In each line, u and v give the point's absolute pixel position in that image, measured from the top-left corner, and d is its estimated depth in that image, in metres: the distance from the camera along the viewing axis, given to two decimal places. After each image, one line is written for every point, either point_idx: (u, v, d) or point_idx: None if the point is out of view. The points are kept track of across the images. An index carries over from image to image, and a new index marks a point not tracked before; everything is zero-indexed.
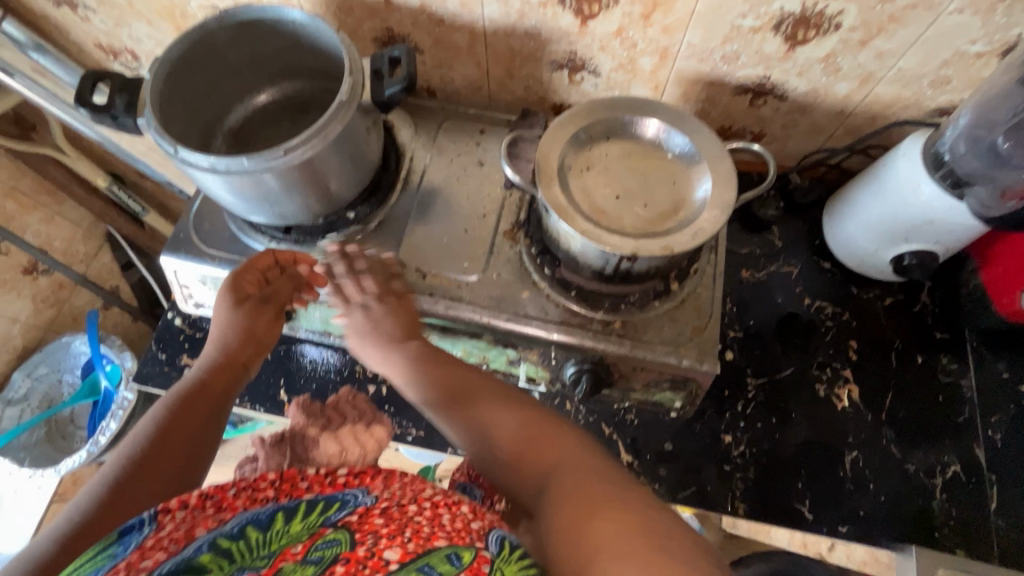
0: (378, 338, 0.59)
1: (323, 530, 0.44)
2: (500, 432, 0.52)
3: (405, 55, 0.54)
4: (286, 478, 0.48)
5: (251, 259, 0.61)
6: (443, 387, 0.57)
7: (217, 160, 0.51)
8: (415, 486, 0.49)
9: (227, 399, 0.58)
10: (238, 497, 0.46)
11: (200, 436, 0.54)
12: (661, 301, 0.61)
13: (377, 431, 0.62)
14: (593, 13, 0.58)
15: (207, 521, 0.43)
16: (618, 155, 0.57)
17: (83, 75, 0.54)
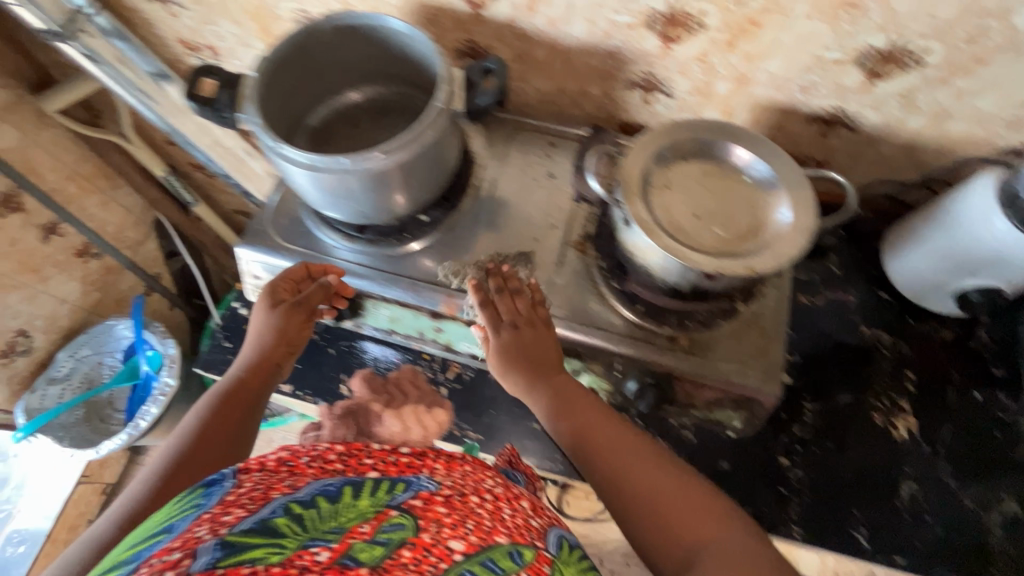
0: (523, 364, 0.58)
1: (387, 512, 0.44)
2: (636, 481, 0.50)
3: (501, 69, 0.57)
4: (353, 452, 0.51)
5: (286, 269, 0.65)
6: (584, 424, 0.55)
7: (315, 157, 0.53)
8: (476, 474, 0.55)
9: (260, 399, 0.64)
10: (309, 466, 0.49)
11: (234, 434, 0.60)
12: (727, 320, 0.61)
13: (437, 413, 0.70)
14: (678, 37, 0.60)
15: (280, 484, 0.46)
16: (697, 175, 0.58)
17: (191, 70, 0.56)
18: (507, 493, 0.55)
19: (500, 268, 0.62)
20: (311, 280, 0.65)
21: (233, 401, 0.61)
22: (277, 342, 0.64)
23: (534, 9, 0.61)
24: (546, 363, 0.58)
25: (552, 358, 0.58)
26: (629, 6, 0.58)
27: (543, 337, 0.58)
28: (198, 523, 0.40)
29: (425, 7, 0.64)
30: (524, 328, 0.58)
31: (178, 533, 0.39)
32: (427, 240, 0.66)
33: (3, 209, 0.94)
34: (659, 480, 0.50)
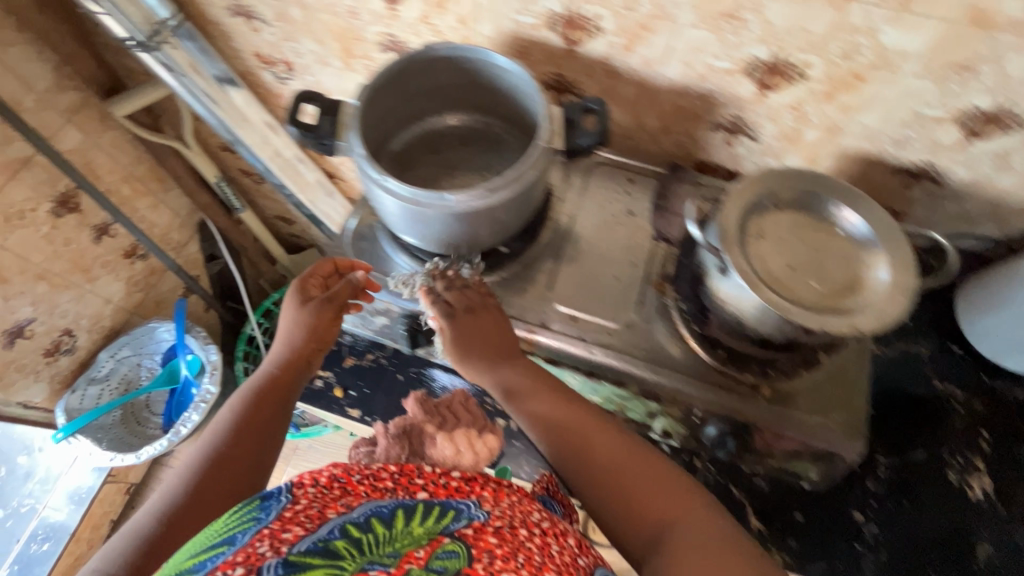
0: (475, 350, 0.60)
1: (441, 537, 0.46)
2: (620, 473, 0.52)
3: (602, 111, 0.56)
4: (405, 471, 0.52)
5: (313, 267, 0.68)
6: (549, 412, 0.57)
7: (420, 193, 0.52)
8: (524, 506, 0.53)
9: (293, 393, 0.64)
10: (361, 483, 0.50)
11: (269, 428, 0.60)
12: (810, 372, 0.60)
13: (489, 439, 0.63)
14: (776, 85, 0.60)
15: (336, 504, 0.47)
16: (791, 226, 0.58)
17: (293, 95, 0.56)
18: (552, 529, 0.52)
19: (444, 272, 0.64)
20: (338, 276, 0.69)
21: (267, 395, 0.62)
22: (308, 338, 0.66)
23: (632, 49, 0.61)
24: (495, 351, 0.60)
25: (506, 344, 0.61)
26: (731, 53, 0.58)
27: (487, 324, 0.61)
28: (261, 539, 0.43)
29: (518, 40, 0.65)
30: (473, 315, 0.61)
31: (241, 547, 0.42)
32: (508, 273, 0.66)
33: (61, 209, 0.94)
34: (645, 471, 0.52)
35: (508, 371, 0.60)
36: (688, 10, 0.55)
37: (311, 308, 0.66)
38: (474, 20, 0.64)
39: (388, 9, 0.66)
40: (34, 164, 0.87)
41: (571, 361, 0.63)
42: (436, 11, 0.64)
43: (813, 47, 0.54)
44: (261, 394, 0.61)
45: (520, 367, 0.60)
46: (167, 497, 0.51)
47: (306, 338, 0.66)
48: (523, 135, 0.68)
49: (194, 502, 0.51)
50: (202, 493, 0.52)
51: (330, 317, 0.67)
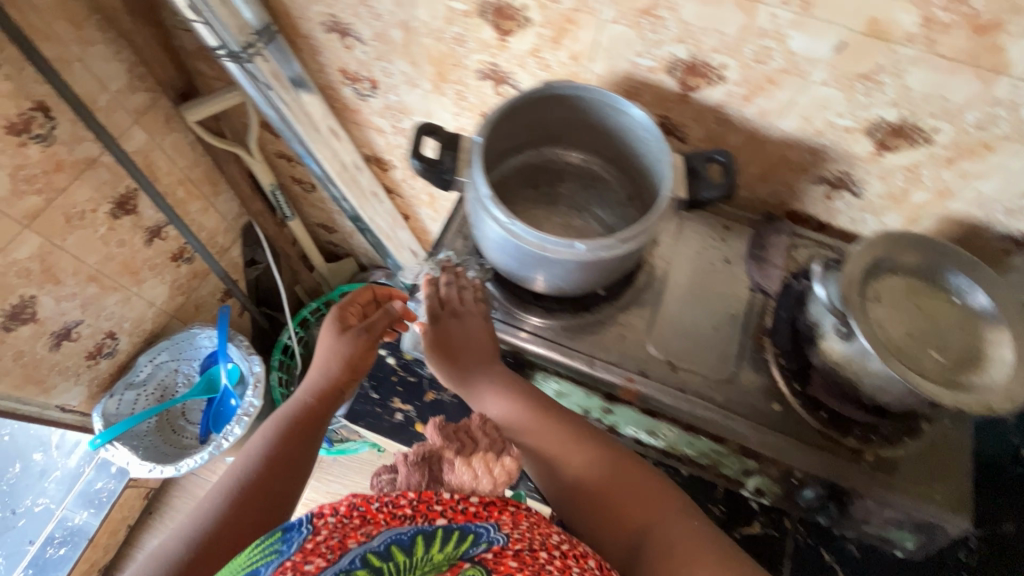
0: (451, 353, 0.64)
1: (461, 562, 0.47)
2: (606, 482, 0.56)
3: (729, 162, 0.55)
4: (425, 497, 0.50)
5: (350, 296, 0.70)
6: (527, 423, 0.60)
7: (548, 239, 0.50)
8: (543, 529, 0.52)
9: (323, 423, 0.62)
10: (380, 511, 0.48)
11: (299, 456, 0.58)
12: (912, 438, 0.59)
13: (508, 460, 0.55)
14: (896, 146, 0.59)
15: (356, 533, 0.46)
16: (906, 291, 0.57)
17: (415, 125, 0.54)
18: (571, 551, 0.51)
19: (454, 269, 0.67)
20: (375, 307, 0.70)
21: (298, 421, 0.61)
22: (343, 364, 0.65)
23: (751, 99, 0.60)
24: (472, 355, 0.63)
25: (487, 350, 0.64)
26: (857, 112, 0.57)
27: (471, 327, 0.64)
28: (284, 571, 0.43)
29: (629, 80, 0.64)
30: (459, 317, 0.64)
31: None
32: (606, 316, 0.64)
33: (119, 210, 0.92)
34: (633, 483, 0.55)
35: (488, 377, 0.62)
36: (822, 68, 0.54)
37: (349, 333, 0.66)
38: (588, 57, 0.63)
39: (498, 40, 0.65)
40: (99, 164, 0.85)
41: (672, 413, 0.60)
42: (549, 45, 0.63)
43: (946, 114, 0.54)
44: (293, 419, 0.60)
45: (496, 374, 0.63)
46: (195, 527, 0.50)
47: (342, 365, 0.65)
48: (625, 175, 0.67)
49: (224, 533, 0.50)
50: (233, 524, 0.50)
51: (366, 344, 0.66)
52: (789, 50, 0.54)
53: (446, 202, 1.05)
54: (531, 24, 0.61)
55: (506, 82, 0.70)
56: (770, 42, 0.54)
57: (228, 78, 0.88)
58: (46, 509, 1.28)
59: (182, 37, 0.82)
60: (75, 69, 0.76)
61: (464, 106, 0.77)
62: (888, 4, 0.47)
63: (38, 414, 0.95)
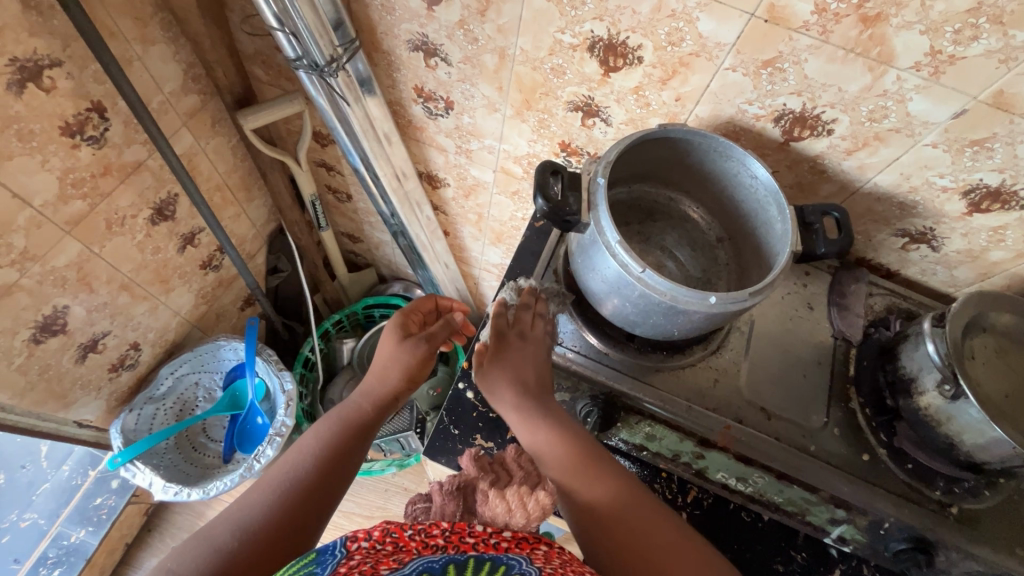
0: (504, 365, 0.63)
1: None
2: (625, 535, 0.51)
3: (845, 218, 0.55)
4: (457, 529, 0.50)
5: (413, 305, 0.77)
6: (558, 463, 0.56)
7: (682, 292, 0.49)
8: (575, 567, 0.48)
9: (372, 431, 0.63)
10: (413, 539, 0.49)
11: (350, 462, 0.58)
12: (991, 492, 0.60)
13: (542, 495, 0.53)
14: (988, 209, 0.61)
15: (389, 559, 0.46)
16: (997, 349, 0.58)
17: (538, 164, 0.53)
18: None
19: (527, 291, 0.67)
20: (434, 316, 0.79)
21: (351, 425, 0.62)
22: (402, 377, 0.68)
23: (853, 153, 0.61)
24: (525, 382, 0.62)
25: (534, 377, 0.62)
26: (959, 174, 0.58)
27: (529, 353, 0.63)
28: None
29: (730, 125, 0.64)
30: (523, 339, 0.64)
31: None
32: (699, 361, 0.64)
33: (157, 217, 0.86)
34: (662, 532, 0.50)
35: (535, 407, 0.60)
36: (936, 131, 0.55)
37: (410, 346, 0.70)
38: (693, 100, 0.62)
39: (601, 75, 0.64)
40: (144, 169, 0.79)
41: (769, 460, 0.59)
42: (655, 85, 0.62)
43: None
44: (346, 424, 0.62)
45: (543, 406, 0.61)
46: (248, 516, 0.49)
47: (400, 378, 0.68)
48: (717, 217, 0.67)
49: (276, 526, 0.49)
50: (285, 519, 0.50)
51: (423, 357, 0.70)
52: (907, 111, 0.55)
53: (494, 222, 1.02)
54: (640, 63, 0.61)
55: (596, 115, 0.70)
56: (890, 103, 0.54)
57: (286, 86, 0.84)
58: (35, 525, 1.17)
59: (244, 41, 0.78)
60: (135, 69, 0.71)
61: (544, 133, 0.76)
62: (1019, 79, 0.48)
63: (55, 431, 0.89)
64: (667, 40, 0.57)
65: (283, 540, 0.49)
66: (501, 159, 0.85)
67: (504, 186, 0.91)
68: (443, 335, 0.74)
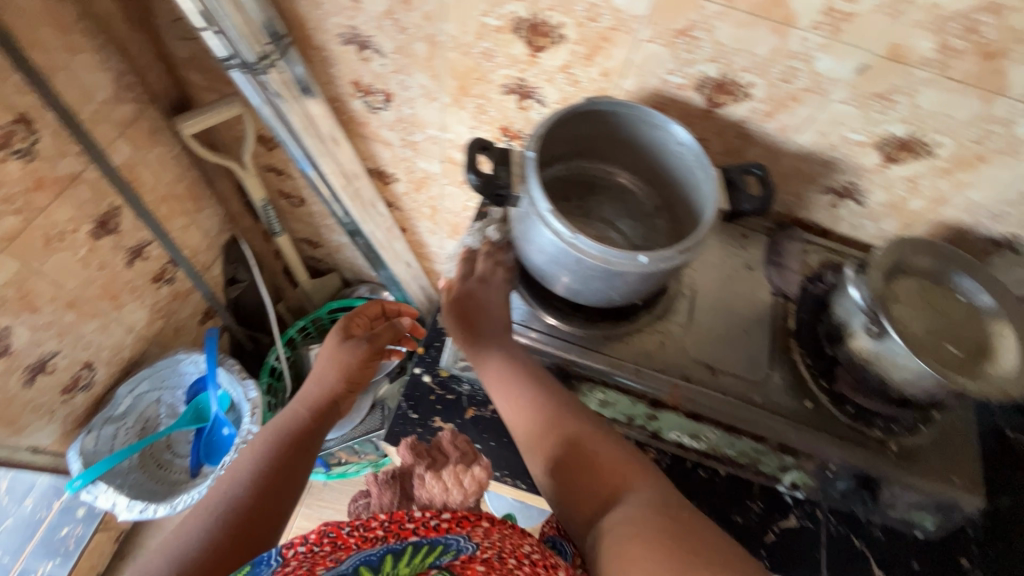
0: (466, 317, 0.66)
1: (428, 571, 0.46)
2: (579, 464, 0.55)
3: (766, 175, 0.58)
4: (395, 516, 0.48)
5: (357, 311, 0.80)
6: (518, 394, 0.60)
7: (612, 254, 0.51)
8: (515, 540, 0.51)
9: (316, 440, 0.64)
10: (352, 535, 0.46)
11: (291, 472, 0.57)
12: (928, 427, 0.63)
13: (477, 470, 0.55)
14: (901, 159, 0.64)
15: (326, 561, 0.44)
16: (919, 291, 0.61)
17: (467, 143, 0.55)
18: (544, 561, 0.50)
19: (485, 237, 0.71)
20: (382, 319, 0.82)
21: (291, 439, 0.61)
22: (340, 377, 0.70)
23: (773, 115, 0.64)
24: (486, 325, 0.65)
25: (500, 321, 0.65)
26: (870, 128, 0.62)
27: (492, 300, 0.66)
28: None
29: (657, 97, 0.66)
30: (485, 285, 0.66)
31: None
32: (646, 324, 0.66)
33: (100, 231, 0.84)
34: (608, 455, 0.55)
35: (495, 350, 0.63)
36: (843, 88, 0.58)
37: (349, 348, 0.73)
38: (619, 74, 0.64)
39: (529, 55, 0.65)
40: (81, 181, 0.78)
41: (715, 415, 0.62)
42: (581, 62, 0.64)
43: (950, 131, 0.59)
44: (285, 439, 0.61)
45: (502, 344, 0.64)
46: (185, 541, 0.47)
47: (339, 379, 0.70)
48: (653, 188, 0.69)
49: (222, 536, 0.48)
50: (230, 528, 0.49)
51: (364, 357, 0.73)
52: (815, 71, 0.57)
53: (448, 214, 1.03)
54: (565, 41, 0.62)
55: (530, 97, 0.71)
56: (798, 64, 0.57)
57: (223, 90, 0.84)
58: None
59: (176, 46, 0.78)
60: (61, 79, 0.69)
61: (483, 119, 0.77)
62: (909, 30, 0.51)
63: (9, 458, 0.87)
64: (586, 16, 0.59)
65: (231, 550, 0.48)
66: (446, 149, 0.86)
67: (453, 176, 0.92)
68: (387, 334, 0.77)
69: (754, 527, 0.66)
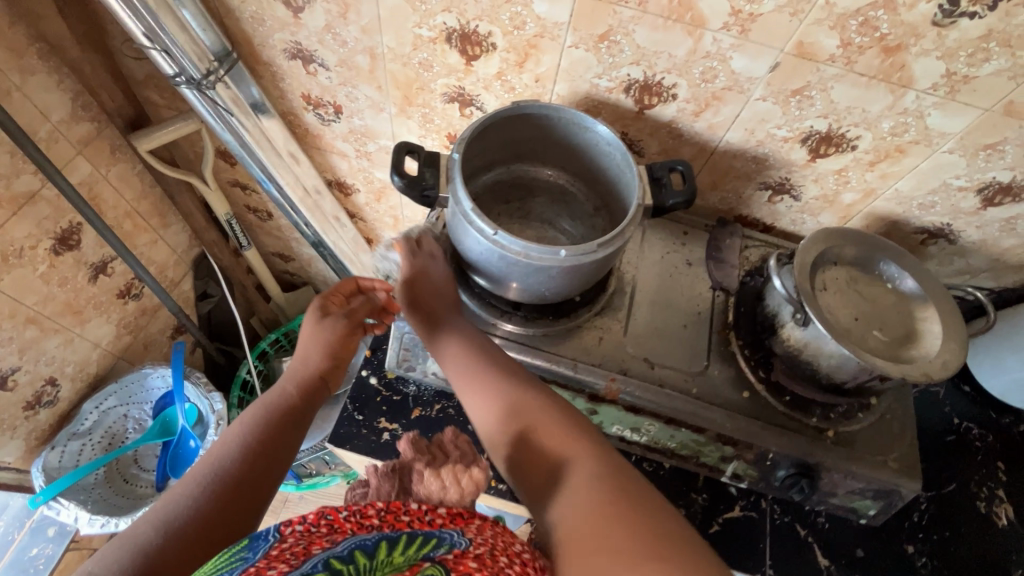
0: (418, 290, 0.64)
1: (420, 562, 0.42)
2: (534, 435, 0.53)
3: (688, 171, 0.60)
4: (393, 508, 0.45)
5: (335, 285, 0.71)
6: (473, 359, 0.59)
7: (534, 248, 0.53)
8: (506, 538, 0.48)
9: (308, 415, 0.59)
10: (348, 520, 0.43)
11: (281, 448, 0.53)
12: (864, 414, 0.65)
13: (476, 470, 0.53)
14: (826, 153, 0.66)
15: (323, 541, 0.41)
16: (847, 280, 0.63)
17: (393, 146, 0.57)
18: (533, 562, 0.47)
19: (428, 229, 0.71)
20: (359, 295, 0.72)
21: (280, 413, 0.56)
22: (324, 356, 0.64)
23: (700, 114, 0.66)
24: (437, 304, 0.64)
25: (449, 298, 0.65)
26: (793, 124, 0.64)
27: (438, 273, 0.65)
28: None
29: (590, 100, 0.68)
30: (434, 262, 0.66)
31: None
32: (584, 321, 0.67)
33: (60, 247, 0.86)
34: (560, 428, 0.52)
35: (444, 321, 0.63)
36: (761, 85, 0.60)
37: (329, 323, 0.67)
38: (551, 79, 0.67)
39: (464, 64, 0.68)
40: (39, 199, 0.80)
41: (654, 407, 0.63)
42: (514, 69, 0.67)
43: (867, 124, 0.61)
44: (274, 411, 0.56)
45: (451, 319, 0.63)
46: (170, 510, 0.44)
47: (323, 355, 0.64)
48: (592, 188, 0.71)
49: (210, 511, 0.45)
50: (219, 503, 0.46)
51: (345, 332, 0.67)
52: (731, 70, 0.60)
53: (410, 223, 1.05)
54: (495, 49, 0.65)
55: (471, 104, 0.74)
56: (715, 64, 0.59)
57: (180, 107, 0.86)
58: None
59: (132, 65, 0.80)
60: (14, 99, 0.71)
61: (430, 128, 0.80)
62: (811, 29, 0.54)
63: None
64: (512, 24, 0.61)
65: (221, 528, 0.45)
66: None
67: None
68: (365, 311, 0.70)
69: (699, 517, 0.68)
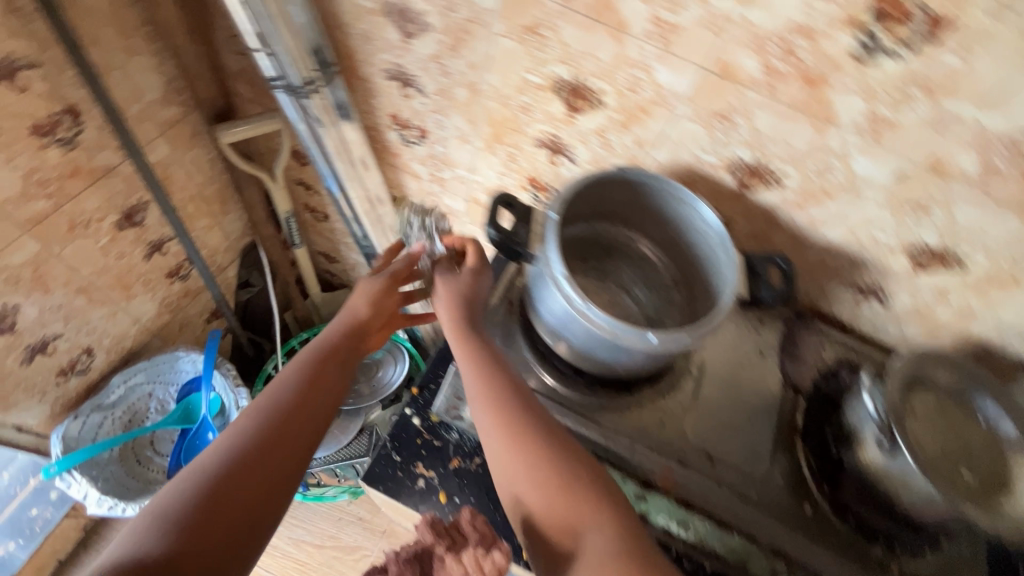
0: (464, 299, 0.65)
1: None
2: (554, 496, 0.50)
3: (789, 268, 0.57)
4: None
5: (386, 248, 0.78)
6: (504, 387, 0.56)
7: (622, 329, 0.50)
8: None
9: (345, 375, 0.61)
10: None
11: (310, 422, 0.54)
12: (934, 554, 0.59)
13: (496, 555, 0.50)
14: (930, 267, 0.63)
15: None
16: (937, 408, 0.58)
17: (490, 198, 0.55)
18: None
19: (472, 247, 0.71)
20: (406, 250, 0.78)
21: (318, 374, 0.57)
22: (369, 308, 0.67)
23: (803, 207, 0.63)
24: (467, 313, 0.64)
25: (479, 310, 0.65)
26: (902, 233, 0.60)
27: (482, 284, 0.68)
28: None
29: (688, 172, 0.66)
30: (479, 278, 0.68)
31: None
32: (648, 399, 0.65)
33: (124, 222, 0.86)
34: (580, 495, 0.49)
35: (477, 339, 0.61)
36: (878, 191, 0.57)
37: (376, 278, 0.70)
38: (653, 145, 0.64)
39: (566, 115, 0.66)
40: (116, 174, 0.80)
41: (707, 504, 0.60)
42: (617, 128, 0.65)
43: (985, 248, 0.58)
44: (313, 374, 0.57)
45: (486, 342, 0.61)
46: (191, 486, 0.46)
47: (369, 309, 0.67)
48: (674, 261, 0.69)
49: (224, 494, 0.46)
50: (235, 485, 0.46)
51: (391, 287, 0.69)
52: (851, 170, 0.57)
53: None
54: (603, 106, 0.63)
55: (562, 154, 0.72)
56: (834, 161, 0.57)
57: (267, 104, 0.86)
58: None
59: (229, 59, 0.80)
60: (114, 77, 0.72)
61: (512, 167, 0.78)
62: (951, 146, 0.51)
63: None
64: (627, 87, 0.60)
65: (234, 513, 0.45)
66: (473, 190, 0.87)
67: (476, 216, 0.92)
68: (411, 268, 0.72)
69: None
